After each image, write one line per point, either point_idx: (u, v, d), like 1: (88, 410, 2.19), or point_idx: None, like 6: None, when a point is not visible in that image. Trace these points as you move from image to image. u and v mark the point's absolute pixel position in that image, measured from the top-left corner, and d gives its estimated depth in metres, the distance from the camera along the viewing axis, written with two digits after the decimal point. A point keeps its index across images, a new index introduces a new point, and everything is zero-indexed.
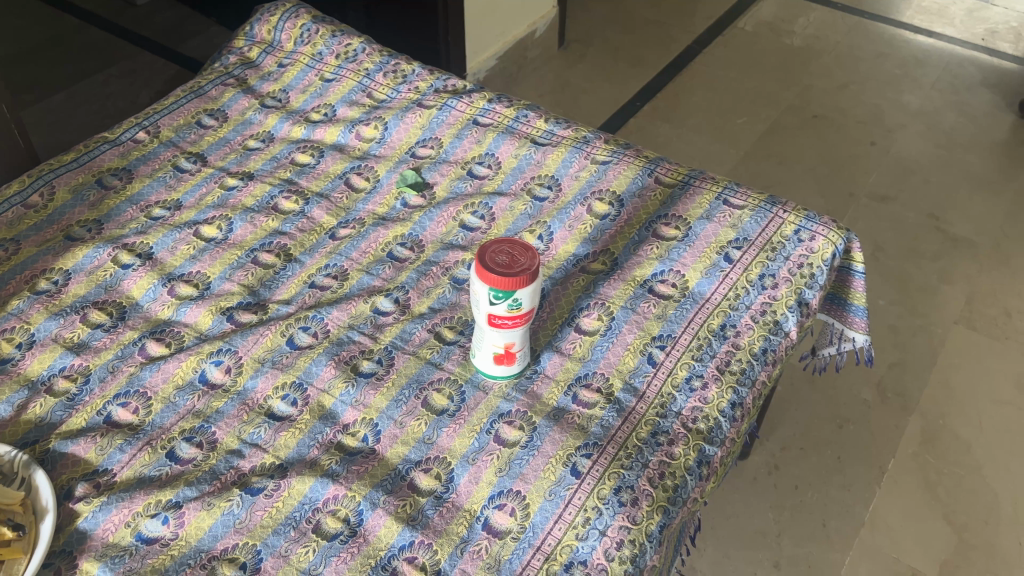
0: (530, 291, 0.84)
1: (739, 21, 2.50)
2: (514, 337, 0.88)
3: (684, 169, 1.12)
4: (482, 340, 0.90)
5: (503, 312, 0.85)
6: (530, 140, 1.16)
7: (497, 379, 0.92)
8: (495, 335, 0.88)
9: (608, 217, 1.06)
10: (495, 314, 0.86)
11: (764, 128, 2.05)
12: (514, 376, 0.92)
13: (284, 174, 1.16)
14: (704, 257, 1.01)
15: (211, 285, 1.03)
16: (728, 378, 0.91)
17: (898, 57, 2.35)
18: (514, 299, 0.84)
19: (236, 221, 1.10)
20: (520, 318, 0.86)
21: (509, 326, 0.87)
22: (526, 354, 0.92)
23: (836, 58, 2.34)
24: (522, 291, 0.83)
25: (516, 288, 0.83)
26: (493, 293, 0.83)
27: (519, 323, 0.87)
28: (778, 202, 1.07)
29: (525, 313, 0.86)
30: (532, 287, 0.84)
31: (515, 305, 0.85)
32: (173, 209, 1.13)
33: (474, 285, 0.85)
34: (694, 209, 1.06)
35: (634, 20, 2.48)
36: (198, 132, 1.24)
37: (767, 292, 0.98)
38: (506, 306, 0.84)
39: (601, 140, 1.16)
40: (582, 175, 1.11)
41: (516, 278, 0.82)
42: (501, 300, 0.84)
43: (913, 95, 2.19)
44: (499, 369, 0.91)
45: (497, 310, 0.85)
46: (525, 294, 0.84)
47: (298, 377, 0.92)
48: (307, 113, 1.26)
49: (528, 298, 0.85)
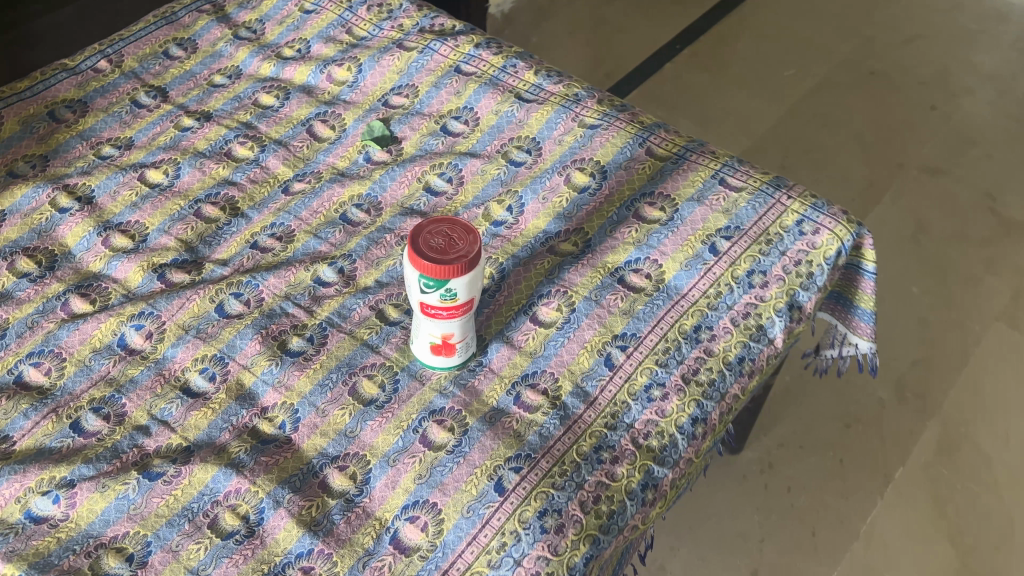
0: (466, 281, 0.74)
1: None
2: (453, 329, 0.79)
3: (682, 139, 0.98)
4: (418, 327, 0.80)
5: (436, 302, 0.75)
6: (514, 95, 1.04)
7: (436, 370, 0.83)
8: (431, 324, 0.79)
9: (587, 190, 0.95)
10: (428, 302, 0.76)
11: (812, 84, 1.87)
12: (455, 367, 0.83)
13: (244, 117, 1.06)
14: (687, 246, 0.89)
15: (148, 237, 0.95)
16: (693, 391, 0.81)
17: (976, 11, 2.12)
18: (447, 289, 0.74)
19: (184, 166, 1.01)
20: (456, 308, 0.76)
21: (445, 316, 0.77)
22: (469, 344, 0.82)
23: (905, 7, 2.12)
24: (456, 281, 0.73)
25: (448, 276, 0.72)
26: (424, 281, 0.73)
27: (455, 314, 0.77)
28: (783, 186, 0.94)
29: (463, 305, 0.76)
30: (469, 277, 0.74)
31: (450, 295, 0.75)
32: (123, 148, 1.04)
33: (405, 269, 0.75)
34: (685, 187, 0.93)
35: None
36: (163, 64, 1.15)
37: (754, 292, 0.86)
38: (439, 295, 0.75)
39: (594, 99, 1.03)
40: (566, 138, 0.99)
41: (448, 268, 0.72)
42: (433, 289, 0.74)
43: (988, 55, 1.97)
44: (437, 361, 0.82)
45: (429, 299, 0.75)
46: (459, 284, 0.74)
47: (219, 351, 0.85)
48: (279, 48, 1.15)
49: (465, 288, 0.74)
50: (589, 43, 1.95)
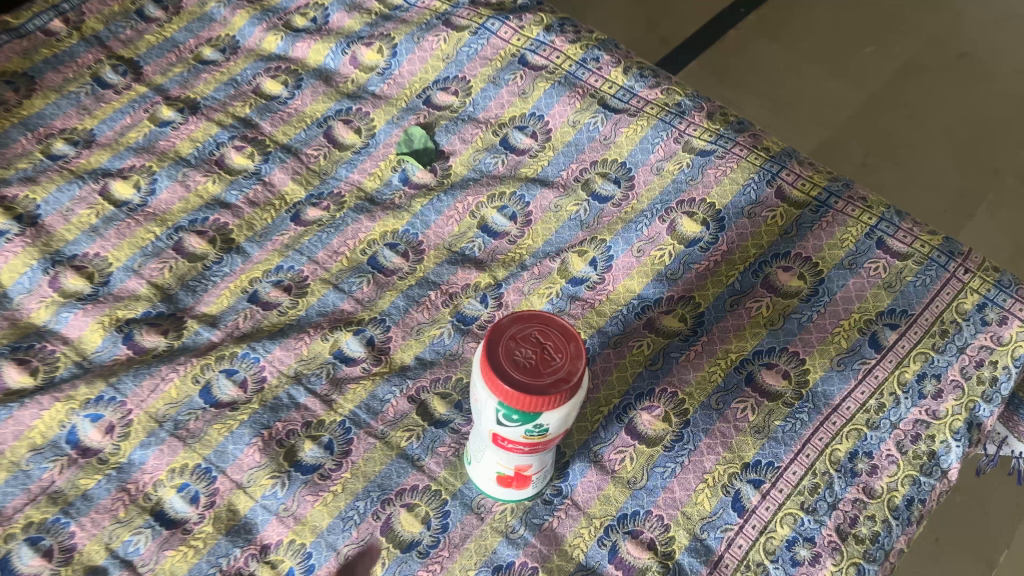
0: (563, 415, 0.51)
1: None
2: (530, 461, 0.57)
3: (821, 176, 0.75)
4: (481, 451, 0.58)
5: (518, 437, 0.52)
6: (597, 100, 0.79)
7: (500, 501, 0.61)
8: (502, 455, 0.56)
9: (699, 243, 0.72)
10: (504, 434, 0.53)
11: (895, 64, 1.59)
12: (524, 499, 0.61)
13: (241, 110, 0.81)
14: (838, 337, 0.66)
15: (111, 279, 0.71)
16: (852, 550, 0.59)
17: None
18: (536, 426, 0.51)
19: (161, 177, 0.77)
20: (543, 444, 0.54)
21: (525, 450, 0.54)
22: (547, 472, 0.60)
23: None
24: (548, 418, 0.50)
25: (540, 410, 0.49)
26: (505, 412, 0.50)
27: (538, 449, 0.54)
28: (957, 252, 0.71)
29: (553, 440, 0.53)
30: (568, 411, 0.51)
31: (538, 430, 0.52)
32: (81, 145, 0.79)
33: (476, 388, 0.52)
34: (832, 248, 0.70)
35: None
36: (136, 27, 0.89)
37: (924, 405, 0.64)
38: (522, 430, 0.52)
39: (703, 111, 0.78)
40: (667, 168, 0.75)
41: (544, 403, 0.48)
42: (516, 423, 0.51)
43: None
44: (503, 492, 0.60)
45: (507, 432, 0.52)
46: (553, 419, 0.51)
47: (204, 460, 0.62)
48: (289, 15, 0.89)
49: (560, 424, 0.52)
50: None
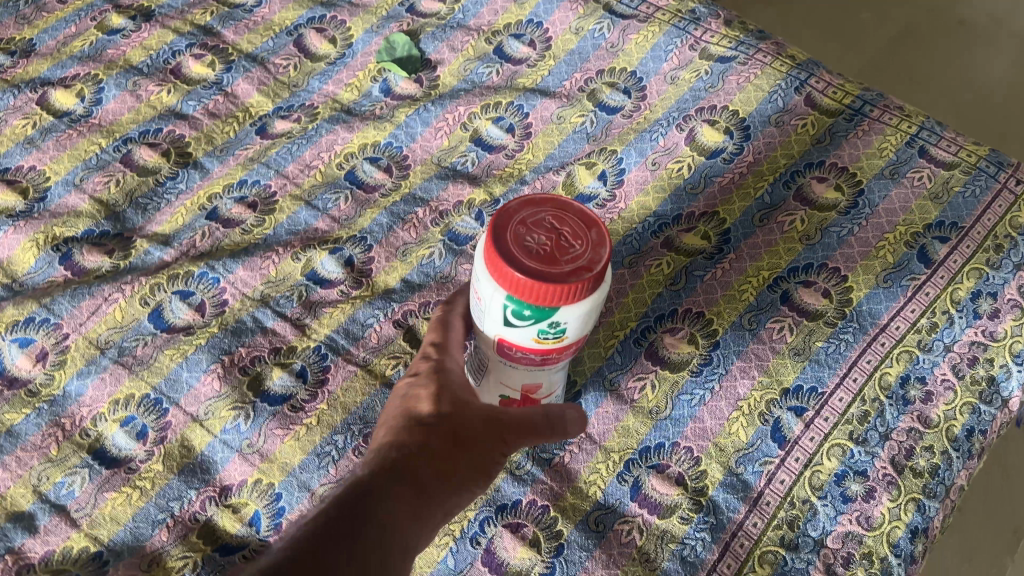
0: (583, 311, 0.40)
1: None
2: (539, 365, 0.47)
3: (853, 85, 0.67)
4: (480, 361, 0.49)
5: (528, 342, 0.42)
6: (602, 7, 0.72)
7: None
8: (509, 372, 0.47)
9: (721, 154, 0.64)
10: (512, 341, 0.43)
11: (894, 29, 1.52)
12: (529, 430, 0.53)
13: (201, 18, 0.72)
14: (882, 251, 0.59)
15: (49, 194, 0.62)
16: (909, 485, 0.50)
17: None
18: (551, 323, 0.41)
19: (109, 87, 0.67)
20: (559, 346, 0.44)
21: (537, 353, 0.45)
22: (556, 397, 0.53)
23: None
24: (566, 315, 0.39)
25: (555, 305, 0.39)
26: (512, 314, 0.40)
27: (555, 357, 0.44)
28: (1007, 164, 0.63)
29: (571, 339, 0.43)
30: (588, 304, 0.40)
31: (555, 330, 0.41)
32: (18, 54, 0.70)
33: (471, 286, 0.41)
34: (870, 159, 0.63)
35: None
36: None
37: (980, 325, 0.56)
38: (534, 331, 0.42)
39: (720, 19, 0.71)
40: (683, 77, 0.68)
41: (558, 298, 0.38)
42: (525, 325, 0.41)
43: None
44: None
45: (515, 336, 0.42)
46: (571, 318, 0.40)
47: (153, 390, 0.53)
48: None
49: (581, 321, 0.41)
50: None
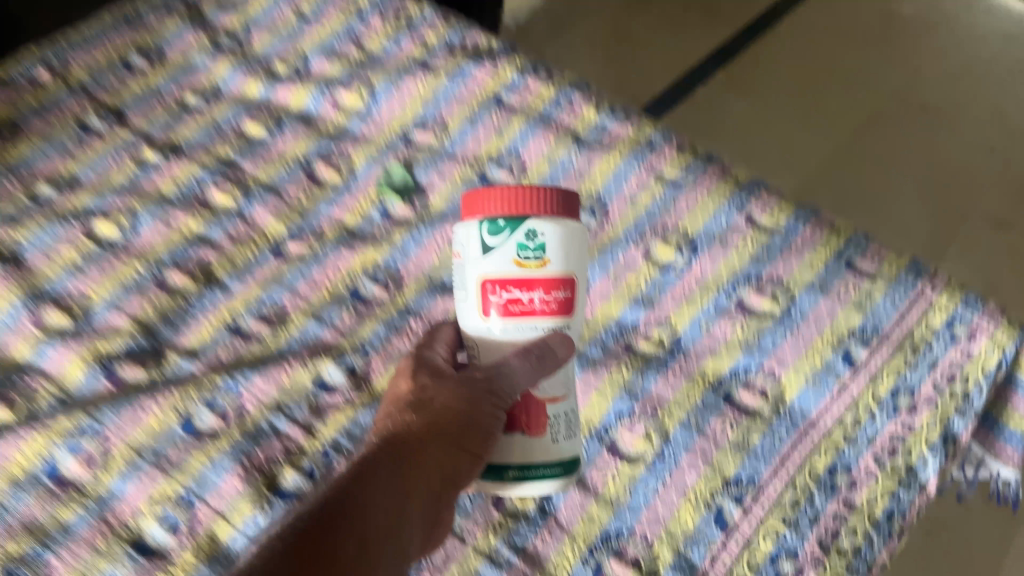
0: (548, 224, 0.53)
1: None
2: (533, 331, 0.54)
3: (789, 205, 0.77)
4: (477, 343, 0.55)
5: (508, 266, 0.53)
6: (571, 136, 0.82)
7: (507, 485, 0.53)
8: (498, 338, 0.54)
9: (673, 269, 0.74)
10: (493, 272, 0.53)
11: (862, 115, 1.59)
12: (541, 474, 0.53)
13: (224, 153, 0.83)
14: (812, 354, 0.68)
15: (93, 315, 0.72)
16: (835, 563, 0.60)
17: None
18: (529, 233, 0.53)
19: (144, 217, 0.78)
20: (543, 285, 0.53)
21: (526, 301, 0.53)
22: (574, 440, 0.56)
23: (973, 23, 1.77)
24: (534, 220, 0.53)
25: (525, 219, 0.53)
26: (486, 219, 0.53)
27: (536, 301, 0.54)
28: (924, 273, 0.72)
29: (553, 283, 0.53)
30: (561, 221, 0.54)
31: (536, 252, 0.53)
32: (65, 188, 0.80)
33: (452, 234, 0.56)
34: (802, 271, 0.72)
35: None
36: (121, 76, 0.90)
37: (899, 419, 0.65)
38: (511, 251, 0.53)
39: (673, 146, 0.81)
40: (641, 198, 0.78)
41: (532, 191, 0.53)
42: (502, 234, 0.53)
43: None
44: (506, 449, 0.53)
45: (493, 261, 0.53)
46: (540, 228, 0.53)
47: (184, 488, 0.62)
48: (270, 63, 0.90)
49: (558, 244, 0.53)
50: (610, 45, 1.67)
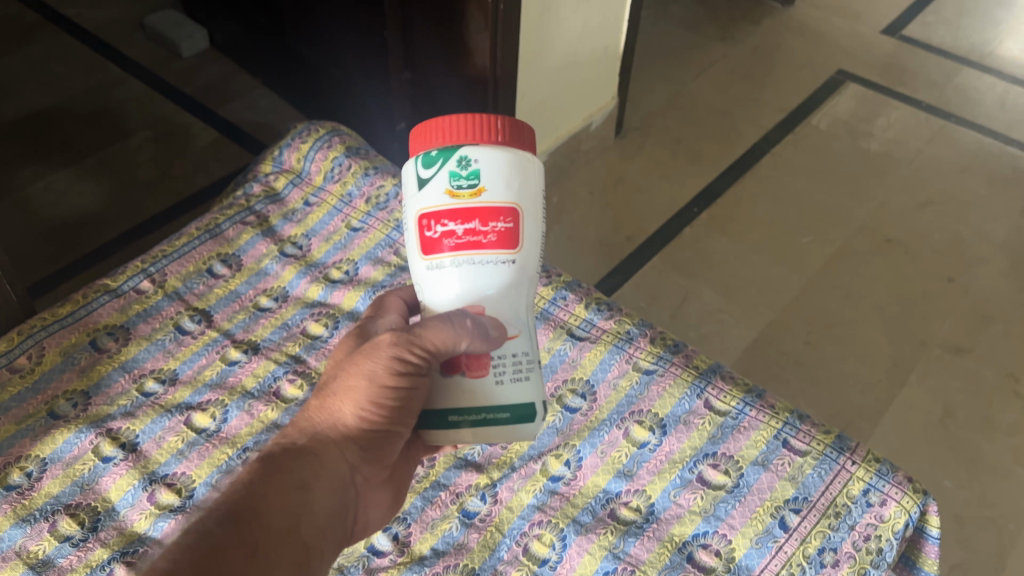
0: (477, 150, 0.66)
1: (840, 87, 2.17)
2: (469, 256, 0.67)
3: (739, 389, 0.97)
4: (423, 273, 0.69)
5: (445, 196, 0.66)
6: (566, 331, 1.04)
7: (463, 426, 0.67)
8: (440, 269, 0.68)
9: (647, 446, 0.93)
10: (431, 205, 0.67)
11: (828, 252, 1.74)
12: (486, 415, 0.66)
13: (292, 349, 1.05)
14: (755, 520, 0.85)
15: (195, 492, 0.90)
16: None
17: (1011, 161, 1.96)
18: (463, 164, 0.66)
19: (232, 408, 0.98)
20: (477, 213, 0.66)
21: (462, 232, 0.66)
22: (523, 382, 0.67)
23: (932, 157, 1.97)
24: (465, 148, 0.66)
25: (458, 146, 0.67)
26: (426, 156, 0.67)
27: (468, 226, 0.66)
28: (847, 447, 0.90)
29: (485, 213, 0.66)
30: (496, 152, 0.66)
31: (469, 181, 0.66)
32: (168, 382, 1.01)
33: (403, 181, 0.71)
34: (747, 450, 0.91)
35: (720, 76, 2.21)
36: (207, 283, 1.13)
37: (825, 572, 0.81)
38: (446, 181, 0.66)
39: (647, 337, 1.03)
40: (621, 384, 0.99)
41: (467, 126, 0.67)
42: (440, 165, 0.67)
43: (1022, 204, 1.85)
44: (454, 392, 0.67)
45: (431, 190, 0.67)
46: (469, 155, 0.66)
47: None
48: (327, 269, 1.15)
49: (489, 172, 0.66)
50: (608, 189, 1.88)
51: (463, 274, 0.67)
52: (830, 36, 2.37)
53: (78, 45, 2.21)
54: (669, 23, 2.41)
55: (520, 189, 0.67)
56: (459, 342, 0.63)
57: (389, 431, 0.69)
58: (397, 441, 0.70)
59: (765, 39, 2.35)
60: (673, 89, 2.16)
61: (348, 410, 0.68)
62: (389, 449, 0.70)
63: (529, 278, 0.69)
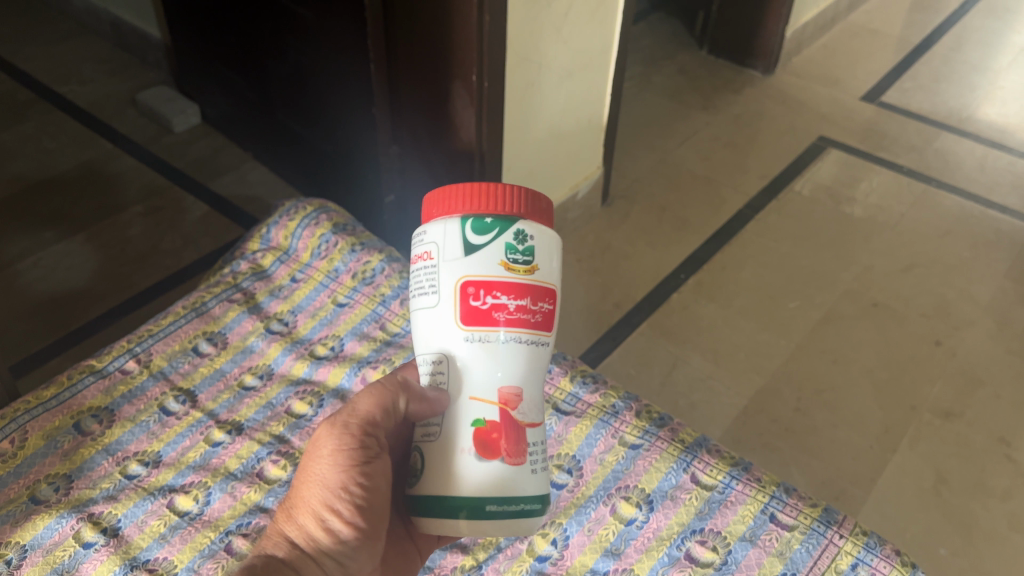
0: (533, 227, 0.67)
1: (821, 153, 2.22)
2: (515, 334, 0.65)
3: (726, 463, 0.97)
4: (460, 344, 0.65)
5: (498, 267, 0.65)
6: (551, 405, 1.04)
7: (495, 517, 0.62)
8: (482, 345, 0.65)
9: (635, 522, 0.92)
10: (481, 275, 0.65)
11: (816, 317, 1.75)
12: (523, 506, 0.63)
13: (276, 428, 1.05)
14: None
15: None
16: None
17: (991, 224, 1.99)
18: (519, 239, 0.66)
19: (215, 490, 0.97)
20: (529, 290, 0.65)
21: (511, 308, 0.65)
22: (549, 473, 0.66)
23: (914, 220, 2.00)
24: (521, 222, 0.66)
25: (512, 219, 0.66)
26: (479, 223, 0.66)
27: (522, 302, 0.65)
28: (834, 520, 0.90)
29: (536, 292, 0.66)
30: (544, 232, 0.67)
31: (525, 257, 0.66)
32: (151, 464, 1.01)
33: (432, 242, 0.67)
34: (735, 524, 0.91)
35: (703, 144, 2.25)
36: (193, 362, 1.13)
37: None
38: (502, 254, 0.65)
39: (632, 410, 1.03)
40: (607, 459, 0.98)
41: (519, 200, 0.67)
42: (495, 235, 0.65)
43: (1004, 267, 1.88)
44: (493, 478, 0.62)
45: (484, 261, 0.65)
46: (527, 230, 0.66)
47: None
48: (312, 345, 1.16)
49: (542, 251, 0.67)
50: (595, 256, 1.89)
51: (504, 353, 0.65)
52: (810, 103, 2.42)
53: (70, 121, 2.25)
54: (652, 92, 2.46)
55: (557, 273, 0.68)
56: (393, 396, 0.67)
57: (359, 535, 0.67)
58: (374, 544, 0.68)
59: (746, 107, 2.40)
60: (658, 158, 2.20)
61: (312, 522, 0.66)
62: (367, 556, 0.68)
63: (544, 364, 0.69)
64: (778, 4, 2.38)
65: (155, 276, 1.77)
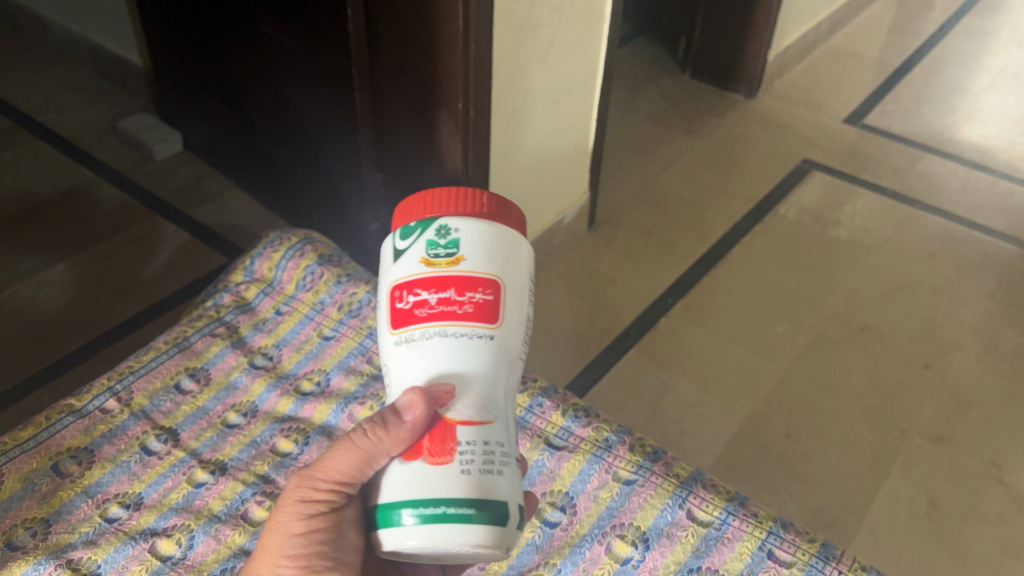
0: (464, 220, 0.64)
1: (805, 176, 2.23)
2: (439, 328, 0.61)
3: (722, 498, 0.95)
4: (391, 349, 0.63)
5: (420, 265, 0.63)
6: (543, 440, 1.02)
7: (407, 525, 0.56)
8: (406, 345, 0.62)
9: (631, 561, 0.90)
10: (402, 278, 0.64)
11: (805, 341, 1.74)
12: (443, 510, 0.55)
13: (260, 468, 1.02)
14: None
15: None
16: None
17: (976, 245, 2.00)
18: (443, 234, 0.64)
19: (198, 533, 0.95)
20: (453, 282, 0.62)
21: (433, 302, 0.62)
22: (495, 477, 0.57)
23: (900, 243, 2.01)
24: (446, 218, 0.64)
25: (437, 219, 0.65)
26: (405, 229, 0.66)
27: (443, 297, 0.62)
28: (833, 556, 0.89)
29: (468, 285, 0.62)
30: (483, 225, 0.64)
31: (447, 250, 0.63)
32: (132, 507, 0.98)
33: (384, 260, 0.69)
34: (733, 562, 0.89)
35: (687, 168, 2.25)
36: (174, 400, 1.10)
37: None
38: (421, 253, 0.64)
39: (625, 444, 1.02)
40: (601, 495, 0.97)
41: (452, 204, 0.66)
42: (418, 235, 0.65)
43: (990, 288, 1.88)
44: (411, 480, 0.57)
45: (405, 263, 0.64)
46: (454, 225, 0.64)
47: None
48: (297, 381, 1.14)
49: (469, 242, 0.63)
50: (583, 281, 1.88)
51: (429, 349, 0.61)
52: (793, 126, 2.44)
53: (49, 150, 2.21)
54: (636, 117, 2.47)
55: (505, 266, 0.63)
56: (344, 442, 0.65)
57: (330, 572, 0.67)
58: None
59: (729, 131, 2.41)
60: (643, 182, 2.20)
61: (268, 567, 0.68)
62: None
63: (510, 360, 0.63)
64: (759, 28, 2.40)
65: (136, 306, 1.73)
